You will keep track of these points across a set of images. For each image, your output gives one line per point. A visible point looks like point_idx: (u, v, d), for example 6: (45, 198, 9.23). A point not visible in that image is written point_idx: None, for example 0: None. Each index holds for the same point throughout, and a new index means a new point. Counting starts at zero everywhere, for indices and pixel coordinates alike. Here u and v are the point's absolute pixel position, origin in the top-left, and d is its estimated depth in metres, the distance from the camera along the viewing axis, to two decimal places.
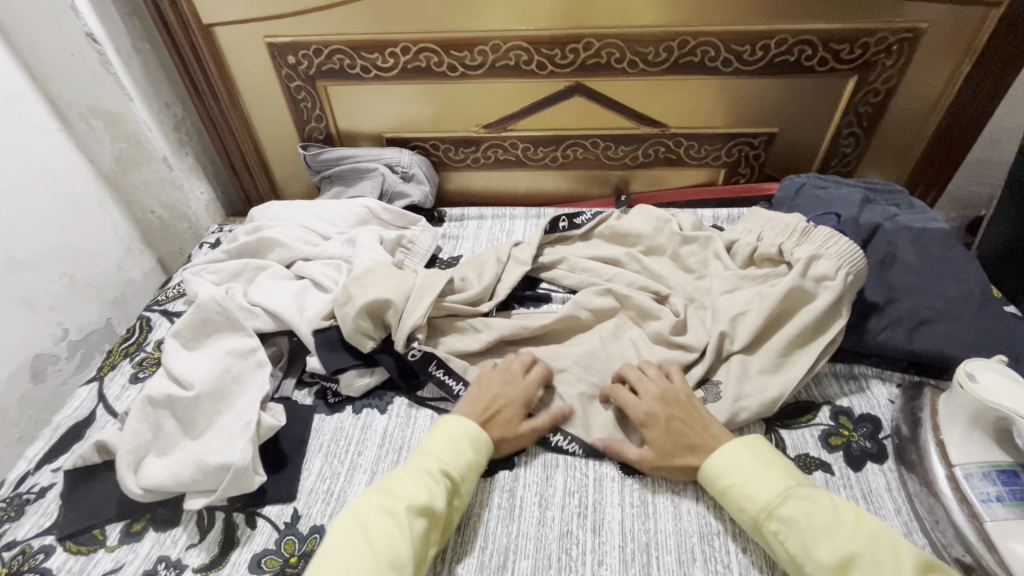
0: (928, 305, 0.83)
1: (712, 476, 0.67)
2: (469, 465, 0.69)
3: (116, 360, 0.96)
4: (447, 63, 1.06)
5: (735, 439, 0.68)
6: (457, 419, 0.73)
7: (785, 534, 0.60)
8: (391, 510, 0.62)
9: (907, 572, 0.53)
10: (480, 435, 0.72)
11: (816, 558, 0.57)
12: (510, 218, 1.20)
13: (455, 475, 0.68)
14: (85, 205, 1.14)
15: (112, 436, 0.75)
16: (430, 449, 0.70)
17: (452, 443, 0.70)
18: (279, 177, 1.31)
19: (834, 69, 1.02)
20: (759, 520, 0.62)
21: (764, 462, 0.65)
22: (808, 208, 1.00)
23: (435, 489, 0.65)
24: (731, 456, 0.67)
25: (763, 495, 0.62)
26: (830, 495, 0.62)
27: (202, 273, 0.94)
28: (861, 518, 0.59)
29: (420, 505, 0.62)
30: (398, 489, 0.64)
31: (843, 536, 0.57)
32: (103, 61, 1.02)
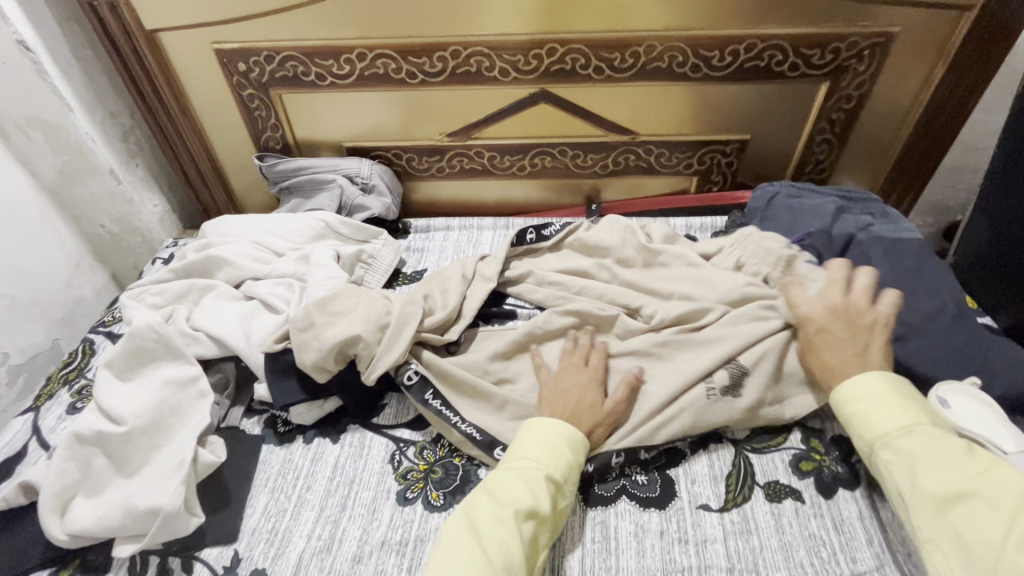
0: (903, 321, 0.80)
1: (834, 403, 0.66)
2: (569, 466, 0.66)
3: (54, 388, 0.90)
4: (405, 69, 1.02)
5: (870, 370, 0.65)
6: (549, 422, 0.69)
7: (898, 463, 0.58)
8: (500, 517, 0.60)
9: (1021, 518, 0.49)
10: (573, 434, 0.69)
11: (922, 490, 0.55)
12: (478, 229, 1.15)
13: (559, 478, 0.65)
14: (27, 222, 1.08)
15: (37, 476, 0.70)
16: (526, 451, 0.67)
17: (551, 446, 0.67)
18: (237, 188, 1.26)
19: (805, 74, 0.99)
20: (873, 448, 0.61)
21: (900, 395, 0.62)
22: (780, 220, 0.96)
23: (540, 492, 0.62)
24: (859, 385, 0.64)
25: (881, 426, 0.61)
26: (967, 440, 0.57)
27: (142, 296, 0.89)
28: (987, 461, 0.55)
29: (527, 510, 0.60)
30: (503, 492, 0.62)
31: (958, 475, 0.54)
32: (37, 70, 0.97)
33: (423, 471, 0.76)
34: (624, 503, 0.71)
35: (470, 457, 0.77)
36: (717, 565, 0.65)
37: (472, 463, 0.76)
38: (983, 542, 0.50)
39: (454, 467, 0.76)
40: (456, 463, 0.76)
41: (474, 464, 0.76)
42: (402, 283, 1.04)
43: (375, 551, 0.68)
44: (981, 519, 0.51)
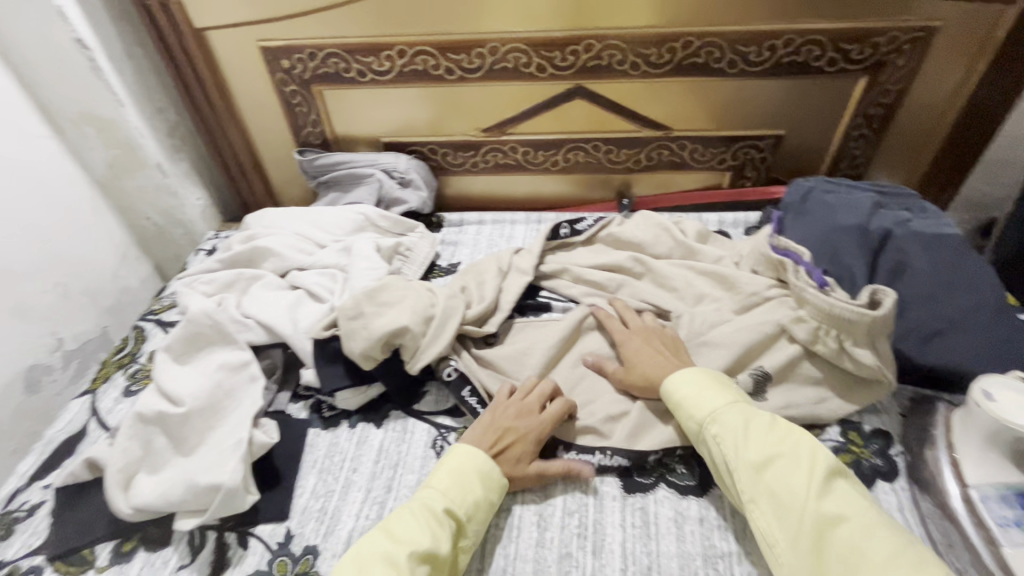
0: (943, 316, 0.80)
1: (663, 393, 0.72)
2: (477, 506, 0.65)
3: (109, 372, 0.94)
4: (444, 66, 1.04)
5: (695, 366, 0.72)
6: (464, 451, 0.69)
7: (723, 435, 0.64)
8: (391, 558, 0.58)
9: (821, 471, 0.58)
10: (492, 471, 0.68)
11: (746, 458, 0.61)
12: (510, 223, 1.17)
13: (462, 516, 0.64)
14: (80, 213, 1.12)
15: (102, 453, 0.74)
16: (435, 482, 0.66)
17: (459, 476, 0.67)
18: (276, 182, 1.29)
19: (844, 68, 0.99)
20: (701, 425, 0.66)
21: (711, 380, 0.70)
22: (815, 215, 0.96)
23: (439, 532, 0.61)
24: (689, 374, 0.71)
25: (709, 405, 0.67)
26: (768, 413, 0.66)
27: (194, 284, 0.92)
28: (788, 429, 0.63)
29: (424, 553, 0.59)
30: (401, 533, 0.60)
31: (773, 440, 0.62)
32: (93, 66, 1.01)
33: None
34: (663, 490, 0.73)
35: None
36: (757, 551, 0.66)
37: None
38: (793, 495, 0.57)
39: None
40: None
41: None
42: (436, 276, 1.05)
43: None
44: (792, 477, 0.58)
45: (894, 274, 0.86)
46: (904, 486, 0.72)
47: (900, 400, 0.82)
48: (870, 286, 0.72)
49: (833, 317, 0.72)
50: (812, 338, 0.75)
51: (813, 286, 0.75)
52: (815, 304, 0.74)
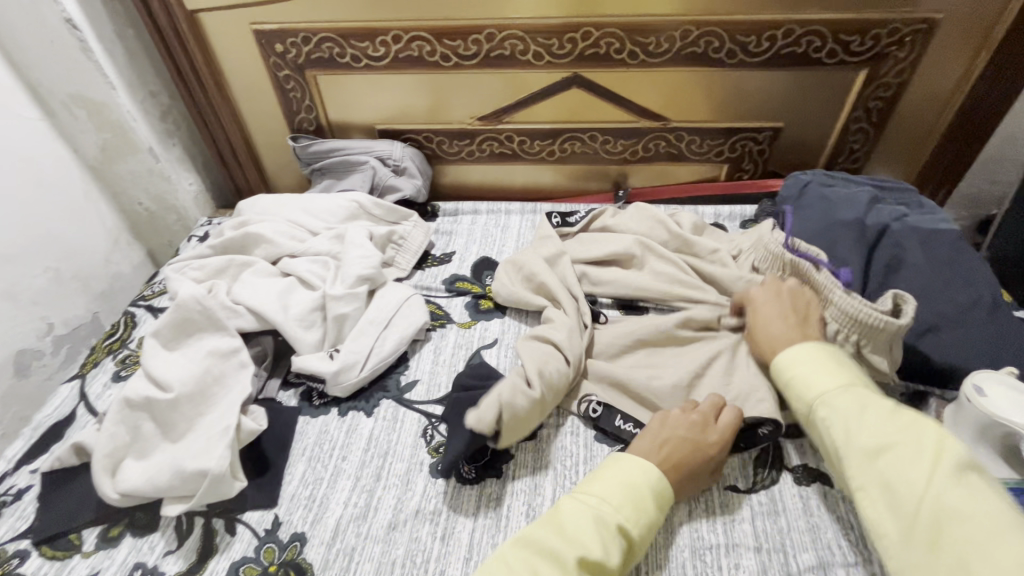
0: (936, 311, 0.79)
1: (777, 368, 0.68)
2: (649, 524, 0.61)
3: (99, 357, 0.94)
4: (440, 52, 1.02)
5: (812, 340, 0.68)
6: (629, 461, 0.65)
7: (831, 417, 0.60)
8: (557, 555, 0.56)
9: (947, 462, 0.52)
10: (664, 488, 0.63)
11: (855, 443, 0.57)
12: (506, 213, 1.16)
13: (633, 533, 0.60)
14: (70, 198, 1.11)
15: (89, 438, 0.73)
16: (603, 490, 0.62)
17: (631, 490, 0.62)
18: (270, 169, 1.28)
19: (844, 61, 0.98)
20: (808, 406, 0.63)
21: (829, 358, 0.65)
22: (813, 209, 0.95)
23: (609, 544, 0.58)
24: (800, 351, 0.67)
25: (819, 384, 0.62)
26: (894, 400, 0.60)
27: (184, 270, 0.91)
28: (912, 419, 0.57)
29: (593, 561, 0.56)
30: (570, 533, 0.58)
31: (889, 426, 0.57)
32: (83, 48, 0.99)
33: None
34: None
35: None
36: (743, 543, 0.66)
37: None
38: (910, 486, 0.52)
39: None
40: None
41: None
42: (430, 265, 1.05)
43: (409, 519, 0.70)
44: (907, 466, 0.54)
45: (889, 269, 0.85)
46: None
47: (892, 396, 0.81)
48: (893, 292, 0.72)
49: (858, 321, 0.71)
50: (832, 339, 0.73)
51: (841, 288, 0.74)
52: (839, 307, 0.73)
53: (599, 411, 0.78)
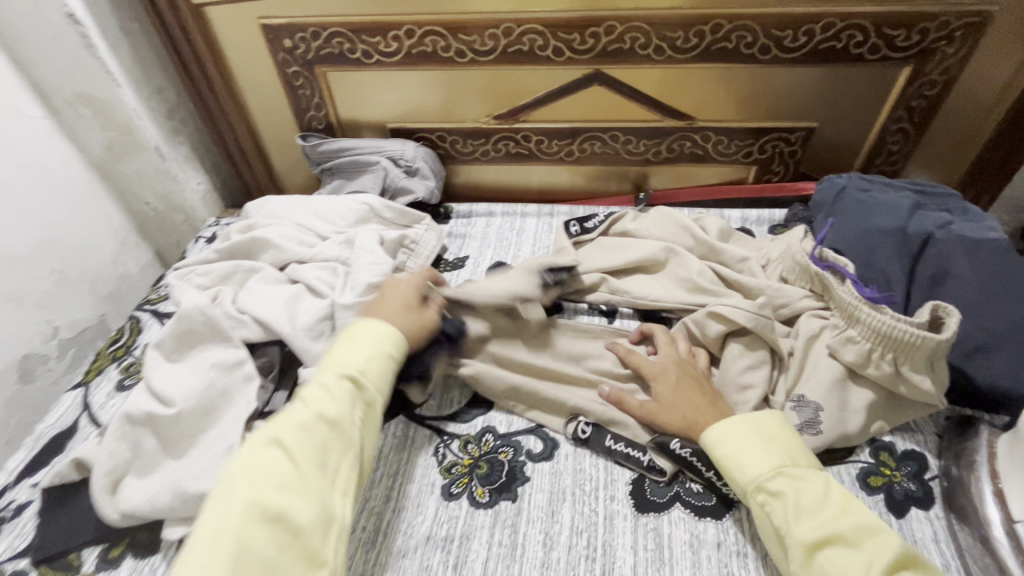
0: (988, 328, 0.73)
1: (705, 446, 0.65)
2: (378, 368, 0.67)
3: (103, 364, 0.91)
4: (455, 48, 0.98)
5: (739, 414, 0.66)
6: (360, 324, 0.71)
7: (772, 506, 0.58)
8: (282, 433, 0.59)
9: (882, 559, 0.51)
10: (385, 333, 0.70)
11: (795, 536, 0.55)
12: (521, 215, 1.12)
13: (361, 378, 0.65)
14: (75, 198, 1.09)
15: (90, 453, 0.71)
16: (332, 360, 0.67)
17: (358, 347, 0.68)
18: (279, 168, 1.25)
19: (886, 57, 0.91)
20: (747, 491, 0.60)
21: (760, 436, 0.63)
22: (850, 216, 0.90)
23: (337, 399, 0.63)
24: (731, 429, 0.64)
25: (755, 469, 0.60)
26: (823, 479, 0.59)
27: (189, 276, 0.88)
28: (847, 505, 0.57)
29: (320, 418, 0.61)
30: (293, 410, 0.62)
31: (826, 517, 0.55)
32: (86, 43, 0.95)
33: (468, 466, 0.74)
34: (678, 510, 0.68)
35: (517, 453, 0.75)
36: None
37: (519, 459, 0.74)
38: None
39: (499, 462, 0.74)
40: (501, 458, 0.74)
41: (521, 460, 0.74)
42: (443, 270, 1.01)
43: (419, 545, 0.66)
44: (849, 563, 0.52)
45: (934, 283, 0.79)
46: (940, 514, 0.66)
47: (937, 419, 0.76)
48: (932, 302, 0.67)
49: (890, 338, 0.67)
50: (864, 361, 0.70)
51: (868, 304, 0.70)
52: (869, 324, 0.69)
53: (588, 433, 0.75)
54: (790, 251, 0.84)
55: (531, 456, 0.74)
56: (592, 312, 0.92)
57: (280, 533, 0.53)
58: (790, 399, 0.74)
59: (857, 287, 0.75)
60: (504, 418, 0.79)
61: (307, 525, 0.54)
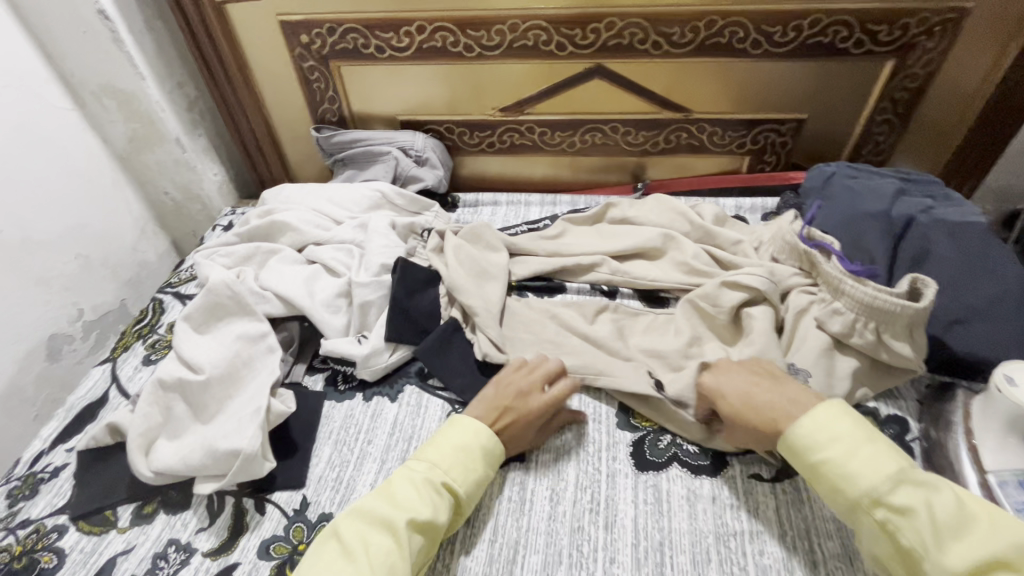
0: (965, 301, 0.78)
1: (800, 449, 0.60)
2: (477, 480, 0.66)
3: (129, 341, 0.96)
4: (463, 43, 1.03)
5: (827, 408, 0.61)
6: (468, 426, 0.68)
7: (897, 523, 0.53)
8: (391, 524, 0.59)
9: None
10: (493, 447, 0.68)
11: (940, 561, 0.49)
12: (526, 204, 1.17)
13: (461, 492, 0.64)
14: (100, 187, 1.14)
15: (123, 418, 0.75)
16: (437, 457, 0.66)
17: (462, 454, 0.66)
18: (291, 159, 1.30)
19: (870, 51, 0.97)
20: (862, 504, 0.55)
21: (865, 436, 0.58)
22: (838, 201, 0.95)
23: (438, 503, 0.62)
24: (825, 429, 0.59)
25: (869, 479, 0.55)
26: (955, 490, 0.53)
27: (213, 256, 0.93)
28: (994, 520, 0.50)
29: (422, 521, 0.60)
30: (400, 500, 0.61)
31: (973, 538, 0.49)
32: (115, 39, 1.00)
33: None
34: (676, 469, 0.72)
35: None
36: (768, 530, 0.66)
37: None
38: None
39: None
40: None
41: None
42: None
43: None
44: None
45: (915, 261, 0.84)
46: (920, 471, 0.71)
47: (918, 387, 0.81)
48: (911, 275, 0.72)
49: (872, 308, 0.73)
50: (849, 330, 0.75)
51: (851, 278, 0.75)
52: (853, 296, 0.75)
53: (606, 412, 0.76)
54: (780, 232, 0.89)
55: None
56: (593, 291, 0.97)
57: None
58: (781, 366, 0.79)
59: (841, 263, 0.80)
60: None
61: None
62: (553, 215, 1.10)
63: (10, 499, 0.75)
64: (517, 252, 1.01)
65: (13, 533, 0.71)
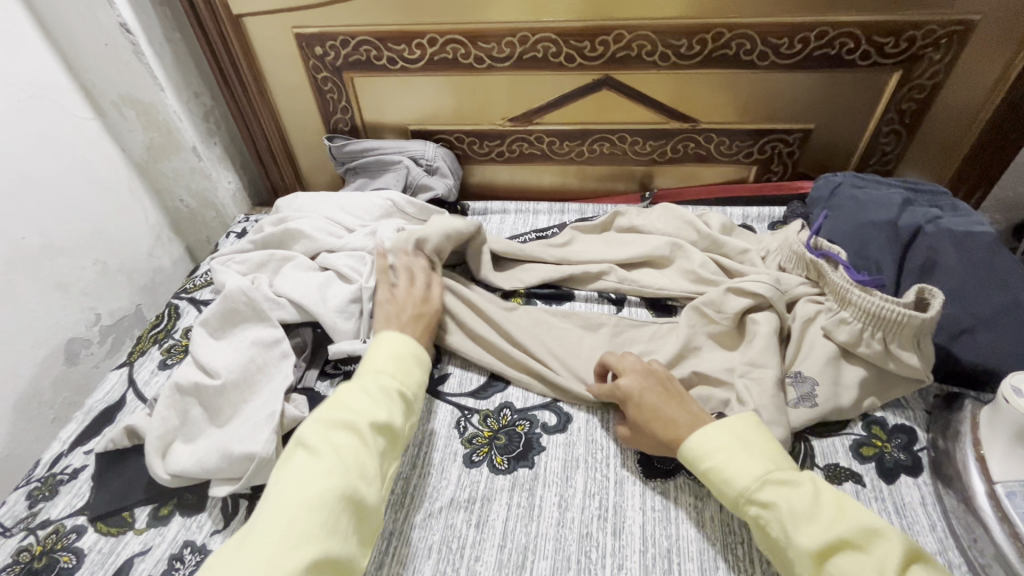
0: (973, 311, 0.79)
1: (689, 459, 0.66)
2: (417, 382, 0.73)
3: (145, 346, 0.98)
4: (474, 55, 1.05)
5: (712, 423, 0.66)
6: (402, 340, 0.76)
7: (766, 517, 0.59)
8: (353, 426, 0.64)
9: (891, 563, 0.52)
10: (421, 352, 0.76)
11: (800, 546, 0.56)
12: (534, 212, 1.19)
13: (409, 394, 0.71)
14: (118, 194, 1.16)
15: (141, 422, 0.77)
16: (380, 367, 0.71)
17: (399, 360, 0.73)
18: (304, 167, 1.33)
19: (877, 63, 0.98)
20: (739, 501, 0.61)
21: (741, 443, 0.64)
22: (844, 211, 0.95)
23: (393, 406, 0.68)
24: (710, 439, 0.65)
25: (742, 478, 0.61)
26: (811, 481, 0.60)
27: (229, 263, 0.96)
28: (839, 505, 0.58)
29: (382, 423, 0.66)
30: (356, 407, 0.66)
31: (826, 523, 0.56)
32: (135, 51, 1.03)
33: (488, 438, 0.79)
34: (684, 476, 0.73)
35: (533, 426, 0.80)
36: None
37: (535, 431, 0.80)
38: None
39: (517, 434, 0.80)
40: (519, 430, 0.80)
41: (537, 432, 0.80)
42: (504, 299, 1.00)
43: (444, 507, 0.72)
44: (858, 569, 0.52)
45: (922, 271, 0.85)
46: (927, 481, 0.72)
47: (926, 397, 0.81)
48: (918, 286, 0.73)
49: (879, 318, 0.73)
50: (856, 340, 0.76)
51: (858, 288, 0.76)
52: (859, 305, 0.75)
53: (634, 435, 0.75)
54: (788, 242, 0.90)
55: (546, 429, 0.80)
56: (601, 299, 0.98)
57: (355, 516, 0.59)
58: (788, 375, 0.79)
59: (848, 272, 0.81)
60: (520, 395, 0.85)
61: (373, 505, 0.61)
62: (561, 224, 1.12)
63: (31, 500, 0.77)
64: (526, 260, 1.02)
65: (33, 533, 0.73)
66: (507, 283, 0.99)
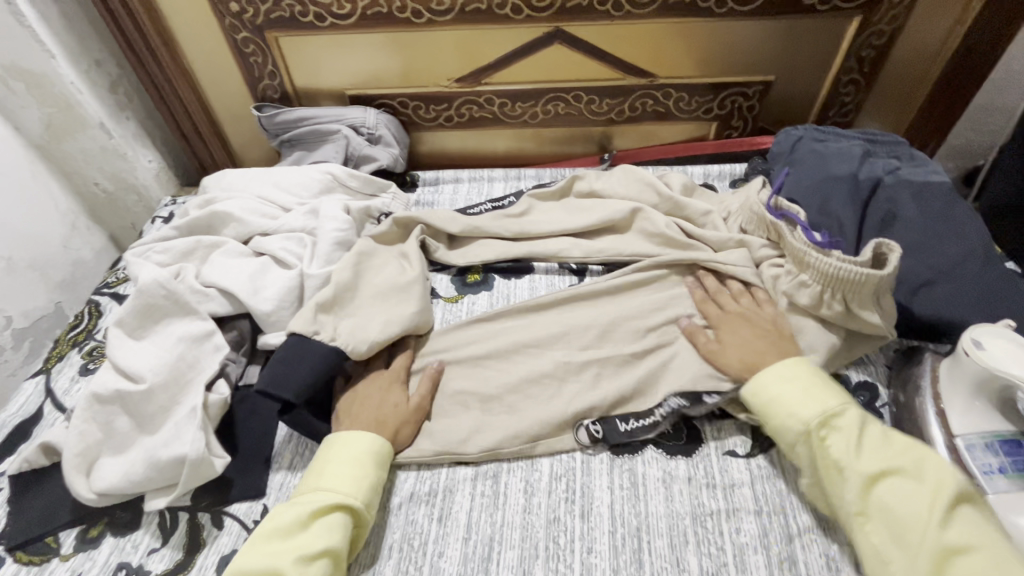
0: (932, 264, 0.78)
1: (754, 392, 0.67)
2: (371, 487, 0.63)
3: (63, 350, 0.88)
4: (410, 7, 0.95)
5: (789, 359, 0.67)
6: (352, 439, 0.66)
7: (821, 444, 0.59)
8: (276, 570, 0.55)
9: (944, 496, 0.53)
10: (384, 449, 0.67)
11: (855, 469, 0.57)
12: (488, 180, 1.12)
13: (359, 503, 0.61)
14: (16, 180, 1.01)
15: (58, 437, 0.69)
16: (322, 481, 0.62)
17: (351, 465, 0.64)
18: (234, 140, 1.21)
19: (835, 7, 0.94)
20: (795, 429, 0.61)
21: (827, 382, 0.64)
22: (806, 165, 0.92)
23: (332, 529, 0.58)
24: (781, 374, 0.66)
25: (806, 409, 0.62)
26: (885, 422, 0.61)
27: (148, 253, 0.85)
28: (908, 443, 0.58)
29: (314, 554, 0.56)
30: (280, 545, 0.57)
31: (892, 453, 0.57)
32: (12, 11, 0.90)
33: None
34: (651, 451, 0.71)
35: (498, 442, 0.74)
36: (745, 508, 0.65)
37: None
38: (910, 516, 0.53)
39: None
40: None
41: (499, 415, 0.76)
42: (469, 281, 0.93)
43: (403, 503, 0.68)
44: (906, 495, 0.54)
45: (883, 225, 0.83)
46: None
47: (887, 353, 0.81)
48: (876, 240, 0.71)
49: (836, 279, 0.70)
50: (816, 303, 0.74)
51: (815, 249, 0.73)
52: (817, 268, 0.72)
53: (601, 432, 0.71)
54: (748, 203, 0.87)
55: None
56: (561, 271, 0.94)
57: None
58: None
59: (805, 233, 0.77)
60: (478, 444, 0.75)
61: None
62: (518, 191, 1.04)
63: None
64: (481, 234, 0.96)
65: None
66: (462, 259, 0.93)
